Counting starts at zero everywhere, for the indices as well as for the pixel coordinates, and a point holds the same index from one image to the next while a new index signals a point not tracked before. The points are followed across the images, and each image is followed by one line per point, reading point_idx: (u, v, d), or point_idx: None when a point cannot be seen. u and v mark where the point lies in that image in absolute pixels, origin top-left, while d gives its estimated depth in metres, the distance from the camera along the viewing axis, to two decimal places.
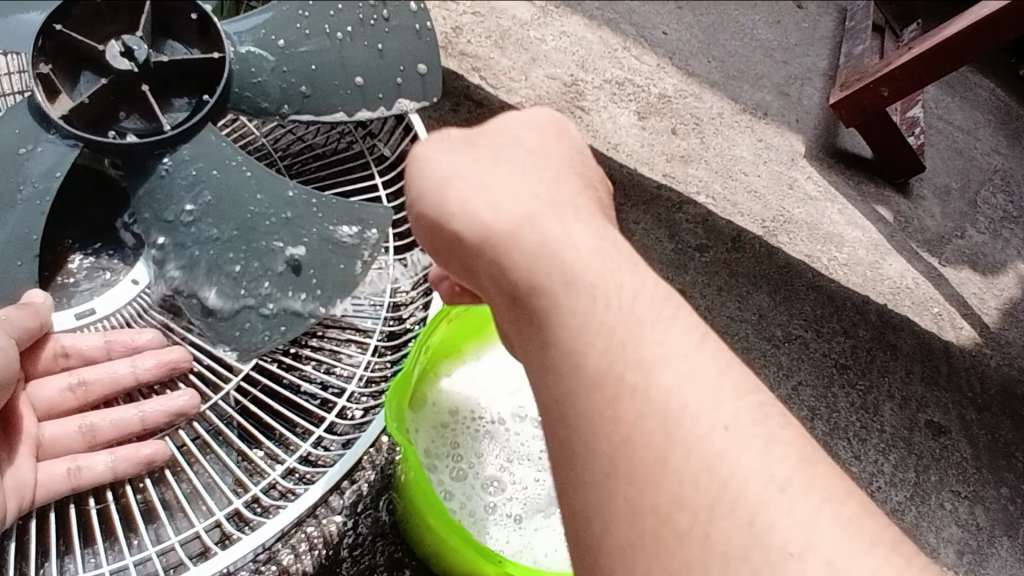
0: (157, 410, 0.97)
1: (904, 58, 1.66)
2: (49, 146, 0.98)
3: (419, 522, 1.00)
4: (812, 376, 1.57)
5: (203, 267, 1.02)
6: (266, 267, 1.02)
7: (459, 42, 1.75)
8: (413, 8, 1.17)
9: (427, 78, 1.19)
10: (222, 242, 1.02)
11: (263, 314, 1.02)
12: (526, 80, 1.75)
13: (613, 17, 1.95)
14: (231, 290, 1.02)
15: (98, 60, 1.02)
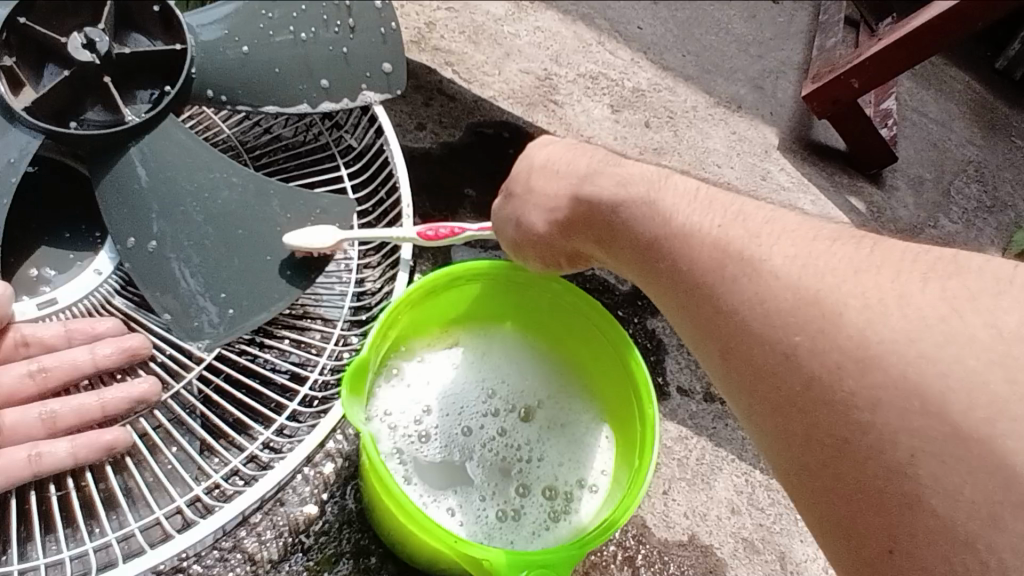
0: (118, 396, 0.97)
1: (875, 49, 1.73)
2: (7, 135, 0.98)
3: (382, 504, 0.97)
4: None
5: (164, 256, 1.02)
6: (227, 255, 1.03)
7: (433, 37, 1.75)
8: (378, 6, 1.17)
9: (393, 78, 1.19)
10: (182, 230, 1.03)
11: (222, 302, 1.02)
12: (500, 75, 1.74)
13: (589, 12, 1.97)
14: (189, 277, 1.02)
15: (61, 52, 1.02)
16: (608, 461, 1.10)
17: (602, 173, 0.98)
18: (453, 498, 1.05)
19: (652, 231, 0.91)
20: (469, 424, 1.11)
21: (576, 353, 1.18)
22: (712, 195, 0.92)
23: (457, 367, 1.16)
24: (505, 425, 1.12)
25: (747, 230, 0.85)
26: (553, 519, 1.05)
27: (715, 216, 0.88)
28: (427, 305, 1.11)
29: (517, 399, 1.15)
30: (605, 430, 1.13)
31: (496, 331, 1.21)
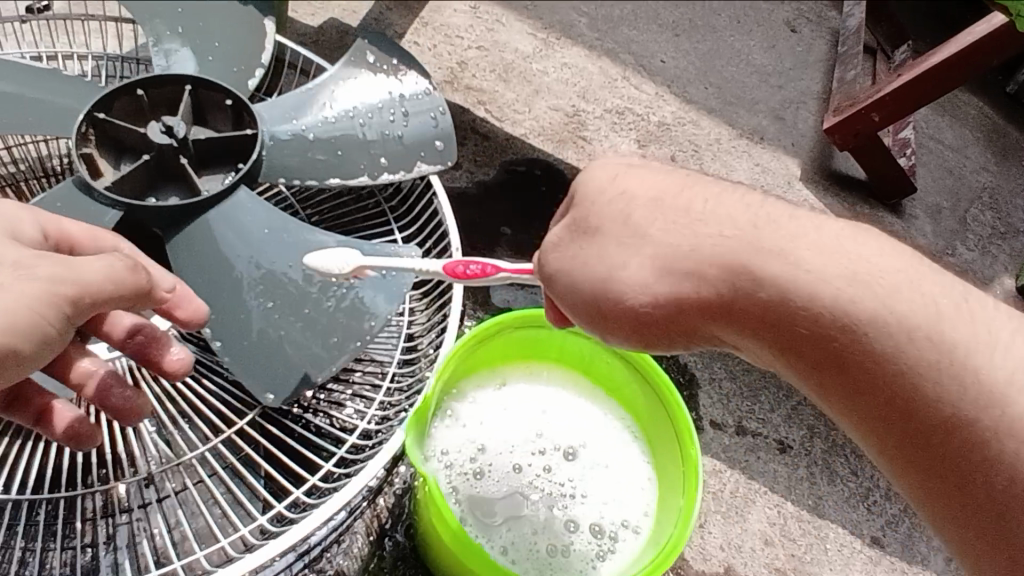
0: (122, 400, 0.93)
1: (894, 84, 1.78)
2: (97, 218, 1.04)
3: (441, 542, 1.02)
4: None
5: (236, 311, 1.05)
6: (297, 309, 1.06)
7: (465, 76, 1.81)
8: (430, 95, 1.25)
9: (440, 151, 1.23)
10: (253, 286, 1.06)
11: (294, 352, 1.04)
12: (530, 112, 1.80)
13: (613, 48, 2.05)
14: (262, 330, 1.05)
15: (138, 140, 1.10)
16: (650, 501, 1.13)
17: (619, 208, 0.78)
18: (504, 535, 1.08)
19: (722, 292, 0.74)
20: (519, 465, 1.15)
21: (620, 395, 1.22)
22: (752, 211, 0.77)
23: (506, 407, 1.20)
24: (552, 465, 1.15)
25: (835, 284, 0.70)
26: (600, 556, 1.08)
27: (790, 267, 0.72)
28: (478, 352, 1.16)
29: (564, 439, 1.19)
30: (649, 472, 1.17)
31: (542, 373, 1.26)
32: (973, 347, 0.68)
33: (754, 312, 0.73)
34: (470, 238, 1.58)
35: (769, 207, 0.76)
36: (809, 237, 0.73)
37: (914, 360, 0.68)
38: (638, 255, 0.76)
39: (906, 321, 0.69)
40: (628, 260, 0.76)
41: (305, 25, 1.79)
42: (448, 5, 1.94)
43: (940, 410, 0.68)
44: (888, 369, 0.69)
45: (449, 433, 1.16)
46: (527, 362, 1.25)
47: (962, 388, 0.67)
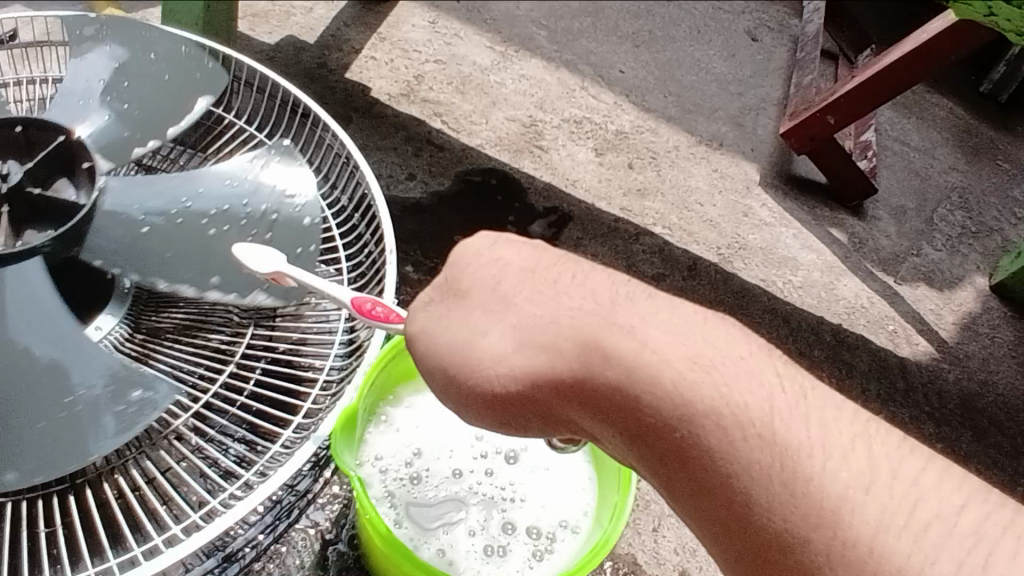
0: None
1: (847, 87, 1.81)
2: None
3: (376, 549, 1.02)
4: None
5: None
6: None
7: (422, 89, 1.82)
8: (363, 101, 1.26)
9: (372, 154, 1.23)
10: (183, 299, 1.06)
11: (227, 361, 1.04)
12: (487, 123, 1.81)
13: (572, 59, 2.08)
14: None
15: None
16: (588, 500, 1.14)
17: (491, 276, 0.80)
18: (440, 539, 1.08)
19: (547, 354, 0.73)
20: (457, 471, 1.14)
21: None
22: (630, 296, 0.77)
23: (447, 410, 1.19)
24: (491, 467, 1.15)
25: (675, 370, 0.69)
26: (537, 557, 1.08)
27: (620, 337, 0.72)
28: (411, 354, 1.14)
29: (503, 442, 1.18)
30: (590, 473, 1.16)
31: None
32: (810, 452, 0.66)
33: (563, 379, 0.72)
34: (424, 248, 1.58)
35: (632, 288, 0.78)
36: (655, 333, 0.72)
37: (751, 466, 0.66)
38: (501, 326, 0.76)
39: (737, 415, 0.67)
40: (491, 328, 0.76)
41: (262, 43, 1.81)
42: (407, 21, 1.97)
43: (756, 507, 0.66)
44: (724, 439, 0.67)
45: (387, 436, 1.15)
46: None
47: (790, 501, 0.64)
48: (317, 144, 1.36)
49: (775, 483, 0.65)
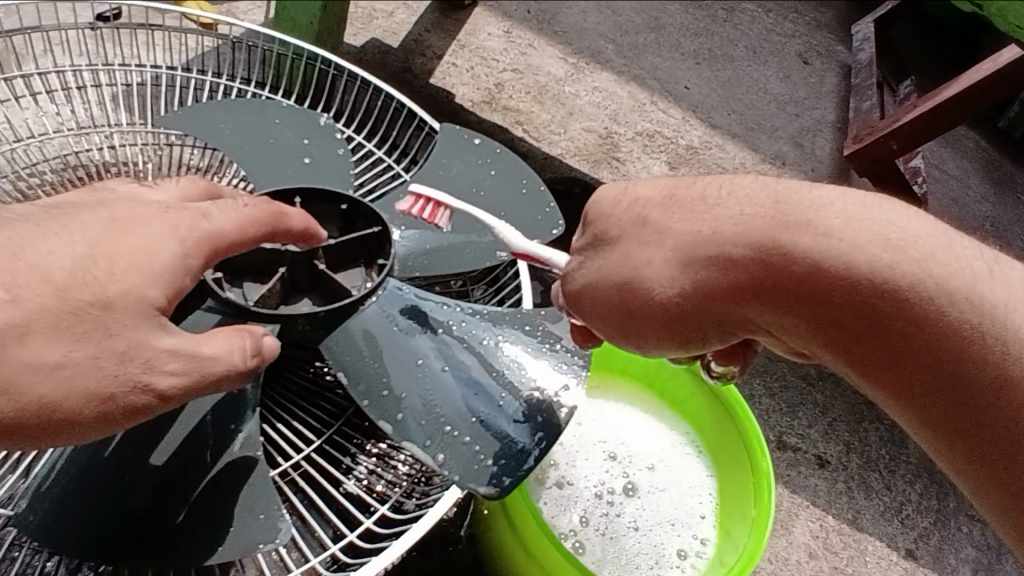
0: (231, 215, 0.86)
1: (913, 114, 1.86)
2: (202, 322, 0.91)
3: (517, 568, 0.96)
4: (846, 413, 1.55)
5: (354, 371, 0.92)
6: (422, 366, 0.92)
7: (502, 98, 1.85)
8: (477, 143, 1.24)
9: (485, 148, 1.24)
10: (364, 344, 0.93)
11: (420, 423, 0.88)
12: (565, 133, 1.84)
13: (640, 73, 2.12)
14: (385, 392, 0.90)
15: (257, 264, 0.98)
16: (709, 504, 1.05)
17: (632, 212, 0.80)
18: (588, 540, 1.00)
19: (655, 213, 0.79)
20: (598, 488, 1.04)
21: (683, 406, 1.11)
22: (746, 185, 0.78)
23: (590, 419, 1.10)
24: (627, 475, 1.05)
25: (840, 250, 0.70)
26: (684, 559, 0.99)
27: (735, 200, 0.77)
28: None
29: (639, 452, 1.08)
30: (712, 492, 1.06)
31: (612, 384, 1.15)
32: (962, 283, 0.69)
33: (737, 281, 0.73)
34: None
35: (756, 186, 0.78)
36: (836, 205, 0.74)
37: (859, 280, 0.69)
38: (661, 251, 0.76)
39: (873, 270, 0.69)
40: (651, 256, 0.76)
41: (348, 45, 1.83)
42: (483, 30, 2.01)
43: (835, 293, 0.70)
44: (791, 271, 0.71)
45: None
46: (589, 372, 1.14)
47: (902, 314, 0.68)
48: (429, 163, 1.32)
49: (823, 303, 0.71)
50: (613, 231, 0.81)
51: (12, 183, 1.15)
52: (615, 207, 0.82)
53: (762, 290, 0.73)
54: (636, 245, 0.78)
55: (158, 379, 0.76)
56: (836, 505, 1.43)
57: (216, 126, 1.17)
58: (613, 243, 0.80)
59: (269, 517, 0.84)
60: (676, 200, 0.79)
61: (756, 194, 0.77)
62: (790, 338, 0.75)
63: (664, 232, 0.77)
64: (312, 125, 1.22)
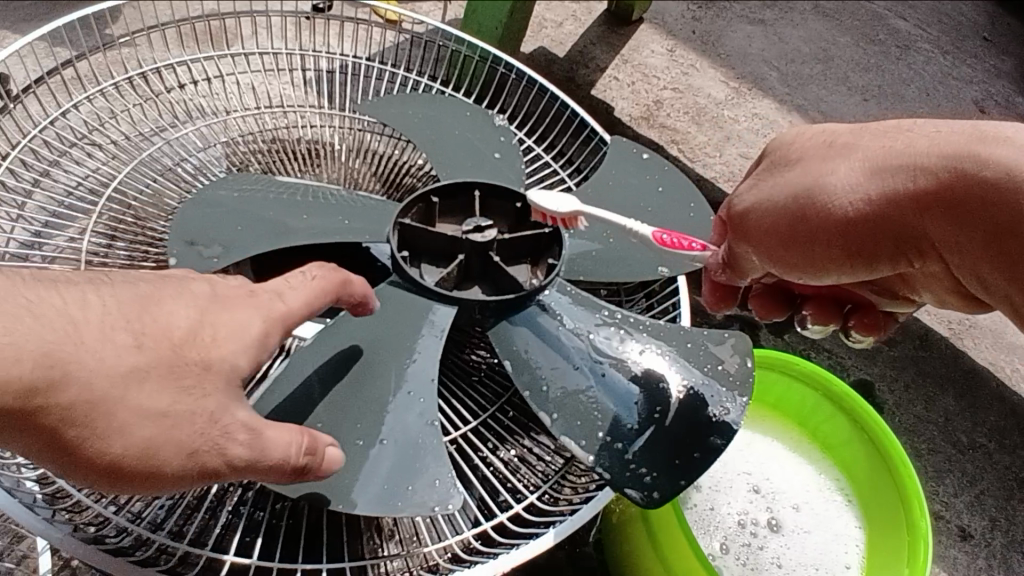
0: (300, 293, 0.85)
1: None
2: (385, 293, 0.98)
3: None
4: (996, 487, 1.43)
5: (516, 358, 0.94)
6: (587, 362, 0.93)
7: (660, 115, 1.86)
8: (646, 158, 1.25)
9: (653, 163, 1.25)
10: (529, 332, 0.96)
11: (579, 415, 0.89)
12: (721, 156, 1.82)
13: (802, 104, 2.06)
14: (546, 381, 0.92)
15: (437, 246, 1.03)
16: (856, 554, 1.01)
17: (820, 139, 0.82)
18: (725, 565, 0.99)
19: (845, 142, 0.80)
20: (740, 517, 1.03)
21: (835, 451, 1.08)
22: (915, 126, 0.78)
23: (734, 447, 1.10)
24: (770, 510, 1.04)
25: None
26: None
27: (922, 139, 0.76)
28: None
29: (784, 489, 1.07)
30: (861, 544, 1.02)
31: (759, 416, 1.14)
32: None
33: (924, 190, 0.72)
34: None
35: (955, 129, 0.75)
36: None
37: None
38: (848, 163, 0.77)
39: None
40: (838, 167, 0.77)
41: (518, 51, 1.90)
42: (647, 46, 2.01)
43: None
44: (981, 189, 0.69)
45: None
46: None
47: None
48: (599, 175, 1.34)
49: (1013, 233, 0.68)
50: (793, 155, 0.82)
51: (228, 150, 1.25)
52: (797, 140, 0.84)
53: (947, 214, 0.72)
54: (825, 160, 0.79)
55: (218, 457, 0.74)
56: None
57: (406, 116, 1.24)
58: (793, 163, 0.81)
59: (423, 484, 0.83)
60: (849, 132, 0.81)
61: (915, 140, 0.76)
62: (973, 268, 0.72)
63: (845, 154, 0.78)
64: (490, 126, 1.27)
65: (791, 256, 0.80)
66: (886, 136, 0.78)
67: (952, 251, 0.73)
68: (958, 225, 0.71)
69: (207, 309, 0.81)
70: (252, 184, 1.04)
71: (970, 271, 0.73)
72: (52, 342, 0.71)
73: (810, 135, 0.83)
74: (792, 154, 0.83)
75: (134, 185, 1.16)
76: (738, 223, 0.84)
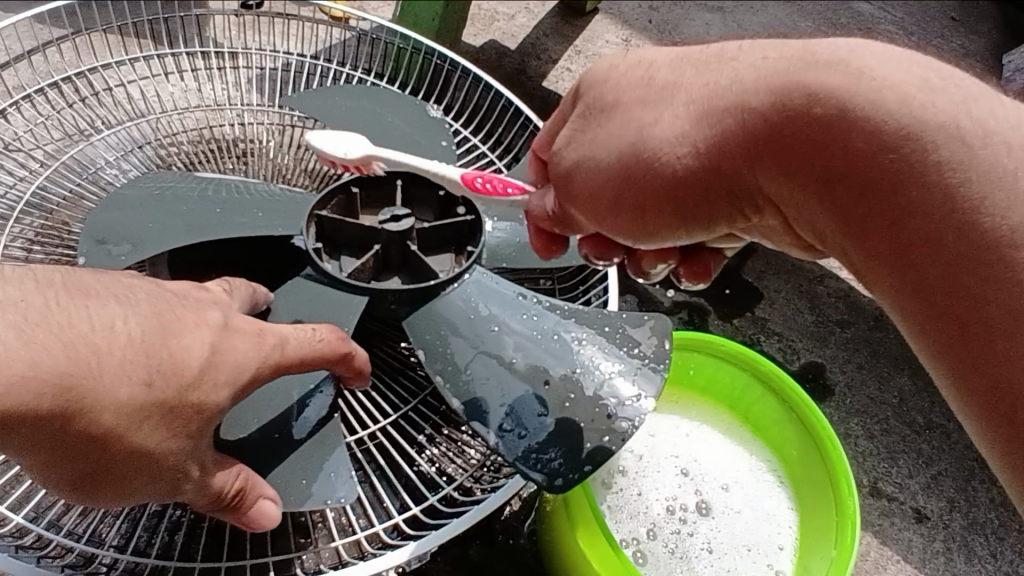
0: (303, 349, 0.81)
1: None
2: (301, 287, 0.96)
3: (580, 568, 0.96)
4: (954, 467, 1.41)
5: (430, 344, 0.93)
6: (498, 344, 0.92)
7: None
8: None
9: None
10: (445, 313, 0.95)
11: (487, 399, 0.88)
12: None
13: None
14: (457, 364, 0.91)
15: (354, 237, 1.02)
16: (788, 535, 1.02)
17: (639, 75, 0.71)
18: (653, 550, 0.99)
19: (661, 79, 0.70)
20: (669, 502, 1.03)
21: (765, 432, 1.08)
22: (722, 52, 0.69)
23: (665, 433, 1.10)
24: (700, 493, 1.04)
25: (889, 109, 0.60)
26: None
27: (755, 68, 0.66)
28: None
29: (715, 471, 1.07)
30: (793, 525, 1.02)
31: (692, 401, 1.14)
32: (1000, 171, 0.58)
33: (748, 130, 0.63)
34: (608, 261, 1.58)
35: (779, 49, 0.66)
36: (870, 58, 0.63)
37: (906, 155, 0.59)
38: (670, 109, 0.67)
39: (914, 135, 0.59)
40: (660, 112, 0.67)
41: (468, 45, 1.89)
42: (600, 37, 2.00)
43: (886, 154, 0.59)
44: (834, 137, 0.61)
45: None
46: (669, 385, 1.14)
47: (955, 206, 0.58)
48: None
49: (847, 184, 0.61)
50: (608, 98, 0.71)
51: (155, 151, 1.24)
52: (609, 80, 0.73)
53: (779, 161, 0.63)
54: (639, 108, 0.68)
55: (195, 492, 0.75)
56: (932, 566, 1.30)
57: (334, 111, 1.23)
58: (609, 110, 0.71)
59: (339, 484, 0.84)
60: (647, 68, 0.71)
61: (738, 67, 0.66)
62: (826, 227, 0.64)
63: (661, 97, 0.68)
64: (422, 117, 1.26)
65: (620, 222, 0.72)
66: (705, 66, 0.69)
67: (785, 200, 0.65)
68: (790, 176, 0.64)
69: (221, 342, 0.76)
70: (173, 181, 1.04)
71: (808, 223, 0.66)
72: (62, 372, 0.66)
73: (625, 71, 0.72)
74: (604, 101, 0.72)
75: (54, 189, 1.16)
76: (566, 182, 0.73)
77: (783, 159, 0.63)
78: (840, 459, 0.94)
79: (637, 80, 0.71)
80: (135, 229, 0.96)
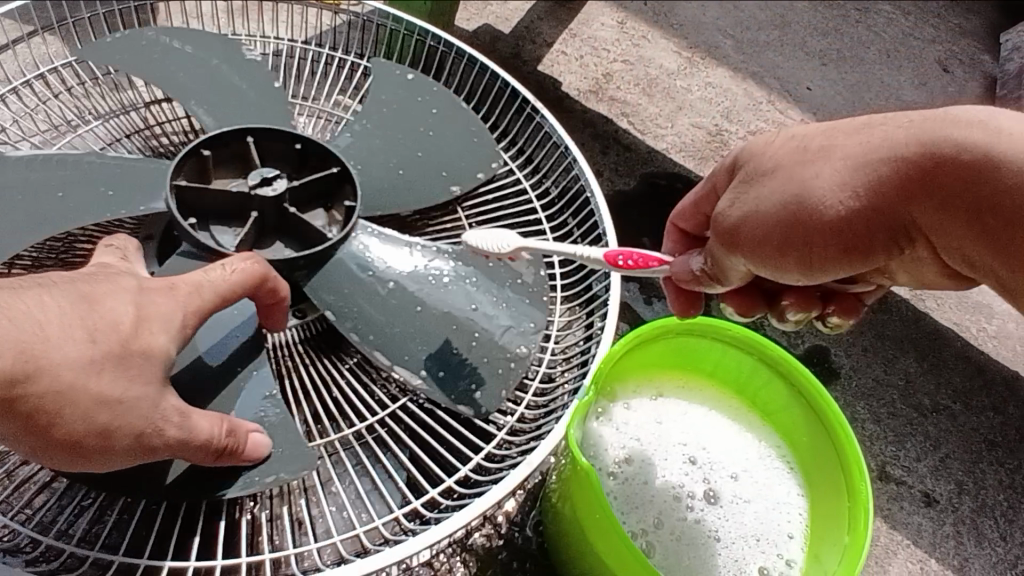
0: (221, 284, 0.81)
1: None
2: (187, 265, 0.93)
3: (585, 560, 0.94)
4: (962, 450, 1.39)
5: (391, 307, 0.95)
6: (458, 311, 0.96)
7: (610, 88, 1.82)
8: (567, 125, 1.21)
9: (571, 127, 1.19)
10: (408, 280, 0.97)
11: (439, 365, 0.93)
12: (673, 127, 1.78)
13: (758, 70, 2.01)
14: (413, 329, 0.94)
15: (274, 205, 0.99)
16: (798, 522, 1.00)
17: (797, 142, 0.75)
18: (659, 541, 0.97)
19: (810, 144, 0.74)
20: (675, 490, 1.01)
21: (774, 417, 1.06)
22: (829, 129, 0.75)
23: (670, 419, 1.08)
24: (707, 481, 1.02)
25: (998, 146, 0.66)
26: None
27: (856, 138, 0.72)
28: (638, 356, 1.05)
29: (722, 459, 1.05)
30: (803, 512, 1.00)
31: (696, 386, 1.11)
32: None
33: (905, 176, 0.68)
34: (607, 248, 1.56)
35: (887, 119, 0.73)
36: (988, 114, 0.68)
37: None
38: (825, 166, 0.71)
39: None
40: (819, 169, 0.71)
41: (462, 30, 1.85)
42: (596, 20, 1.97)
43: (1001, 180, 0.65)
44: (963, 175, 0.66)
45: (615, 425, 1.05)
46: (674, 371, 1.11)
47: None
48: (538, 138, 1.30)
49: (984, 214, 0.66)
50: (766, 165, 0.75)
51: (143, 141, 1.21)
52: (769, 147, 0.77)
53: (942, 203, 0.67)
54: (800, 166, 0.72)
55: (160, 438, 0.72)
56: (941, 550, 1.28)
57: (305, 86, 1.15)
58: (769, 173, 0.74)
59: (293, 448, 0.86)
60: (841, 128, 0.74)
61: (837, 136, 0.73)
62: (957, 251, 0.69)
63: (811, 160, 0.72)
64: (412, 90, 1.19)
65: (788, 263, 0.73)
66: (840, 135, 0.73)
67: (943, 240, 0.69)
68: (946, 209, 0.67)
69: (145, 300, 0.76)
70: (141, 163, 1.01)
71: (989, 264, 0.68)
72: (19, 337, 0.66)
73: (779, 139, 0.77)
74: (758, 167, 0.76)
75: None
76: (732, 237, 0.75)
77: (927, 194, 0.67)
78: (852, 445, 0.91)
79: (794, 147, 0.75)
80: (50, 213, 0.93)
